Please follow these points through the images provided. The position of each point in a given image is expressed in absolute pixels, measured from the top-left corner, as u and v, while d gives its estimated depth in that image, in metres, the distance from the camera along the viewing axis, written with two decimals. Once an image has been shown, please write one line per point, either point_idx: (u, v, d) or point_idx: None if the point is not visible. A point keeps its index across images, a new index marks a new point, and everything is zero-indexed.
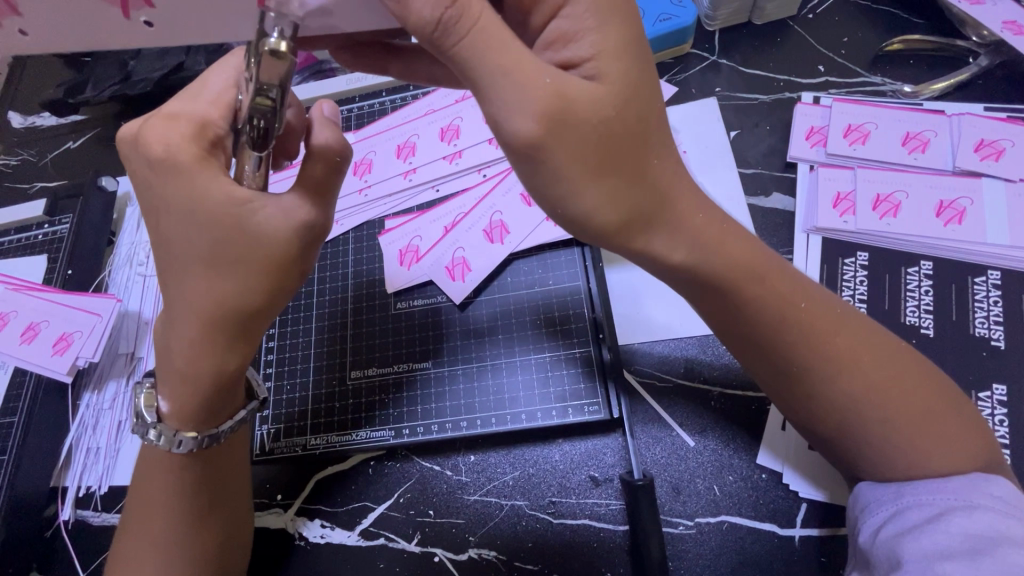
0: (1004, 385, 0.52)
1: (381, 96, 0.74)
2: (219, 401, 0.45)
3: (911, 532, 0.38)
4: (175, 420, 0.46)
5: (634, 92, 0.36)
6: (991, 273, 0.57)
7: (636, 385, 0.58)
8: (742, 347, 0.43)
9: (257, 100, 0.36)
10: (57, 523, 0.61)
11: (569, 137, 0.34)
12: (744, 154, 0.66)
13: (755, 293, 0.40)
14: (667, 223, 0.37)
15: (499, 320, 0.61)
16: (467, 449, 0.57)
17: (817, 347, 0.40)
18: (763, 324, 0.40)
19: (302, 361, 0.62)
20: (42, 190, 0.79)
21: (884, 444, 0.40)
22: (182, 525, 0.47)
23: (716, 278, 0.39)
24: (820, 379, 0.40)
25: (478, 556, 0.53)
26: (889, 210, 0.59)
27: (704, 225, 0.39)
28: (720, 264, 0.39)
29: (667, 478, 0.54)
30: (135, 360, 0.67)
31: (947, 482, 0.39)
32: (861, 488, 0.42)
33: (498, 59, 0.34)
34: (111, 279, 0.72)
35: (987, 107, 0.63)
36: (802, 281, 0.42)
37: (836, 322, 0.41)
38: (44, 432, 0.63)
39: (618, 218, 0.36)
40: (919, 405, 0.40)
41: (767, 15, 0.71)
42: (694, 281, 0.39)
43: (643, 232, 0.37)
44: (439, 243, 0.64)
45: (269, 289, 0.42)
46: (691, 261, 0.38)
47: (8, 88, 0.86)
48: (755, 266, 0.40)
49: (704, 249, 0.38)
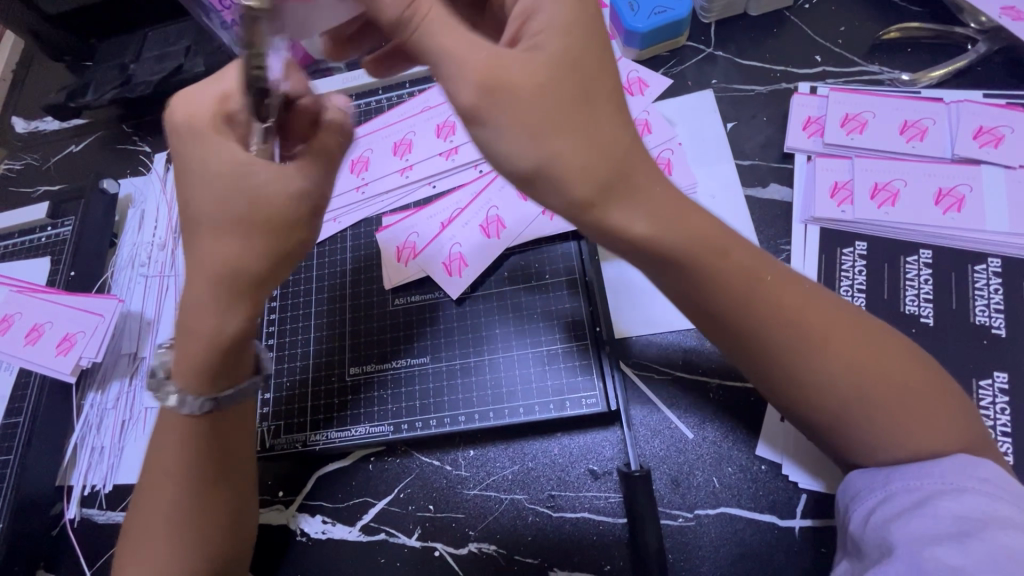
0: (1006, 373, 0.52)
1: (378, 94, 0.74)
2: (227, 366, 0.44)
3: (898, 519, 0.38)
4: (183, 382, 0.44)
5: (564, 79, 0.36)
6: (991, 261, 0.56)
7: (633, 376, 0.58)
8: (709, 331, 0.42)
9: (255, 71, 0.38)
10: (62, 522, 0.61)
11: (519, 104, 0.35)
12: (741, 145, 0.65)
13: (719, 271, 0.38)
14: (634, 192, 0.36)
15: (496, 312, 0.61)
16: (467, 444, 0.57)
17: (797, 326, 0.39)
18: (730, 295, 0.39)
19: (302, 346, 0.63)
20: (45, 194, 0.80)
21: (867, 430, 0.40)
22: (190, 500, 0.47)
23: (672, 255, 0.37)
24: (797, 357, 0.39)
25: (478, 551, 0.54)
26: (887, 199, 0.59)
27: (664, 200, 0.37)
28: (679, 240, 0.37)
29: (667, 470, 0.54)
30: (138, 359, 0.68)
31: (938, 465, 0.38)
32: (851, 476, 0.42)
33: (447, 45, 0.36)
34: (114, 280, 0.73)
35: (987, 93, 0.63)
36: (770, 261, 0.41)
37: (808, 302, 0.40)
38: (51, 432, 0.64)
39: (590, 172, 0.35)
40: (907, 389, 0.39)
41: (764, 5, 0.70)
42: (661, 261, 0.38)
43: (603, 204, 0.35)
44: (436, 239, 0.64)
45: (254, 253, 0.41)
46: (654, 235, 0.37)
47: (13, 94, 0.88)
48: (705, 232, 0.38)
49: (664, 226, 0.37)
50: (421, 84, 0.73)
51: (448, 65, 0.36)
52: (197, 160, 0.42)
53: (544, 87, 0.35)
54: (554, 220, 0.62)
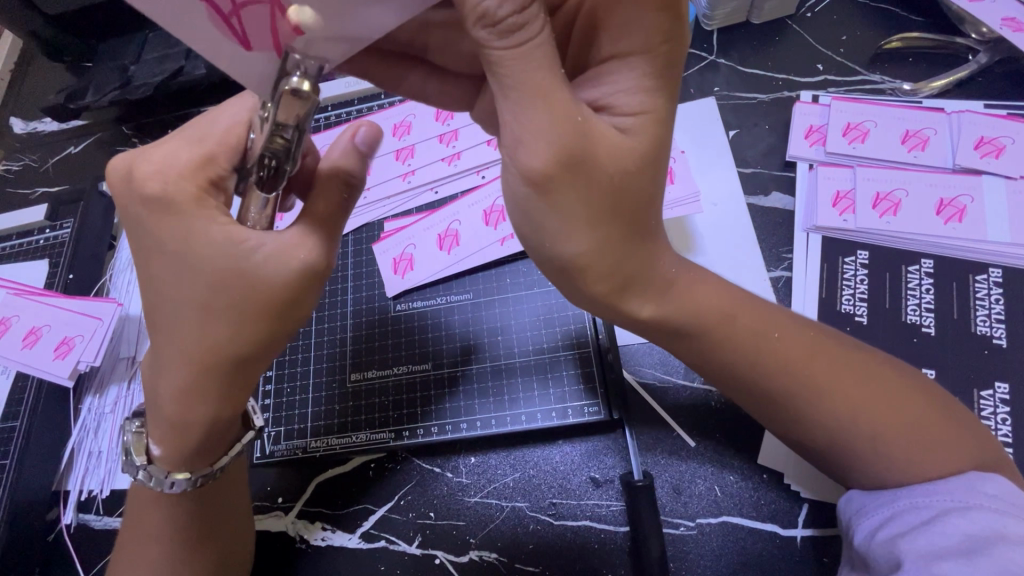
0: (1006, 383, 0.52)
1: (380, 99, 0.74)
2: (212, 444, 0.45)
3: (906, 535, 0.38)
4: (167, 462, 0.45)
5: (657, 158, 0.36)
6: (993, 271, 0.56)
7: (634, 383, 0.58)
8: (716, 381, 0.45)
9: (271, 141, 0.34)
10: (59, 527, 0.61)
11: (595, 183, 0.34)
12: (743, 153, 0.66)
13: (724, 337, 0.41)
14: (652, 276, 0.39)
15: (500, 337, 0.60)
16: (467, 450, 0.57)
17: (789, 393, 0.42)
18: (732, 366, 0.42)
19: (302, 366, 0.62)
20: (43, 195, 0.80)
21: (860, 461, 0.41)
22: (171, 552, 0.47)
23: (687, 324, 0.41)
24: (798, 409, 0.42)
25: (479, 559, 0.53)
26: (889, 208, 0.59)
27: (675, 280, 0.41)
28: (685, 315, 0.41)
29: (668, 478, 0.54)
30: (135, 364, 0.67)
31: (945, 484, 0.39)
32: (851, 494, 0.43)
33: (540, 89, 0.32)
34: (112, 284, 0.72)
35: (987, 104, 0.63)
36: (772, 317, 0.43)
37: (810, 345, 0.42)
38: (46, 437, 0.63)
39: (620, 264, 0.37)
40: (908, 423, 0.40)
41: (766, 14, 0.71)
42: (666, 331, 0.42)
43: (629, 291, 0.39)
44: (404, 230, 0.65)
45: (253, 333, 0.40)
46: (658, 314, 0.41)
47: (12, 94, 0.87)
48: (723, 313, 0.41)
49: (669, 302, 0.40)
50: None
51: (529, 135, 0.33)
52: (169, 233, 0.40)
53: (624, 173, 0.35)
54: None
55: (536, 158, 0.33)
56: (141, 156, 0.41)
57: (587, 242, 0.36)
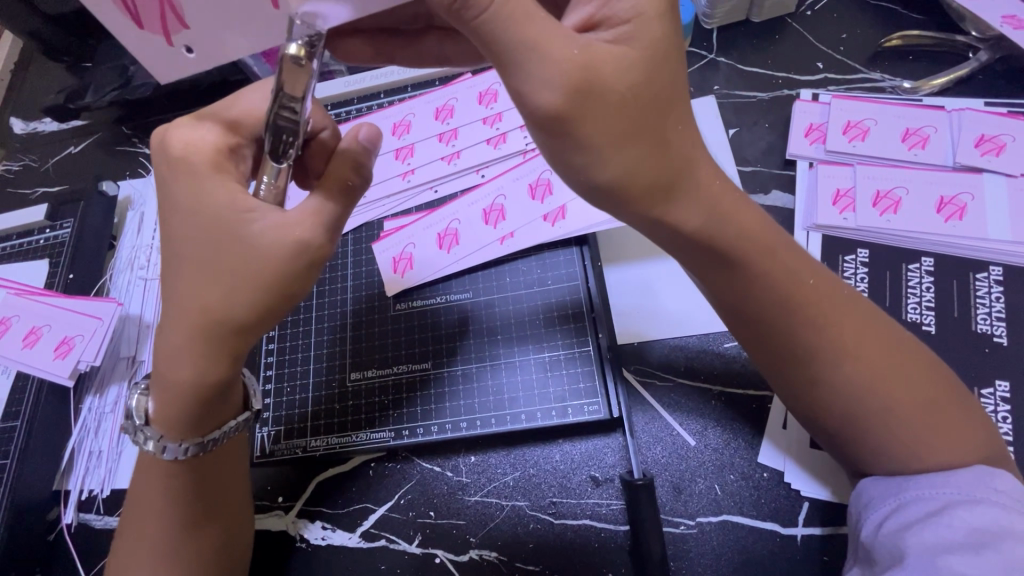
0: (1007, 381, 0.52)
1: (380, 98, 0.74)
2: (207, 413, 0.44)
3: (914, 526, 0.38)
4: (161, 426, 0.45)
5: (663, 71, 0.36)
6: (993, 269, 0.56)
7: (635, 383, 0.58)
8: (736, 328, 0.44)
9: (278, 113, 0.38)
10: (59, 527, 0.61)
11: (607, 105, 0.34)
12: (743, 152, 0.65)
13: (764, 267, 0.40)
14: (697, 195, 0.38)
15: (505, 332, 0.60)
16: (467, 450, 0.57)
17: (820, 330, 0.41)
18: (776, 308, 0.41)
19: (302, 364, 0.62)
20: (44, 195, 0.80)
21: (885, 421, 0.40)
22: (172, 533, 0.47)
23: (726, 246, 0.40)
24: (821, 359, 0.41)
25: (478, 557, 0.53)
26: (890, 206, 0.59)
27: (719, 197, 0.39)
28: (733, 237, 0.39)
29: (668, 477, 0.54)
30: (136, 364, 0.67)
31: (951, 478, 0.39)
32: (865, 483, 0.42)
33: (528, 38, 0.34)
34: (112, 283, 0.72)
35: (988, 102, 0.63)
36: (803, 256, 0.43)
37: (833, 288, 0.42)
38: (46, 437, 0.63)
39: (664, 179, 0.37)
40: (922, 398, 0.40)
41: (766, 12, 0.71)
42: (709, 257, 0.40)
43: (667, 203, 0.38)
44: (403, 229, 0.65)
45: (254, 312, 0.40)
46: (707, 229, 0.39)
47: (12, 95, 0.87)
48: (762, 239, 0.40)
49: (715, 220, 0.39)
50: (422, 88, 0.73)
51: (531, 58, 0.34)
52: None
53: (635, 88, 0.35)
54: (558, 225, 0.61)
55: (547, 99, 0.34)
56: (164, 134, 0.43)
57: (625, 159, 0.35)
